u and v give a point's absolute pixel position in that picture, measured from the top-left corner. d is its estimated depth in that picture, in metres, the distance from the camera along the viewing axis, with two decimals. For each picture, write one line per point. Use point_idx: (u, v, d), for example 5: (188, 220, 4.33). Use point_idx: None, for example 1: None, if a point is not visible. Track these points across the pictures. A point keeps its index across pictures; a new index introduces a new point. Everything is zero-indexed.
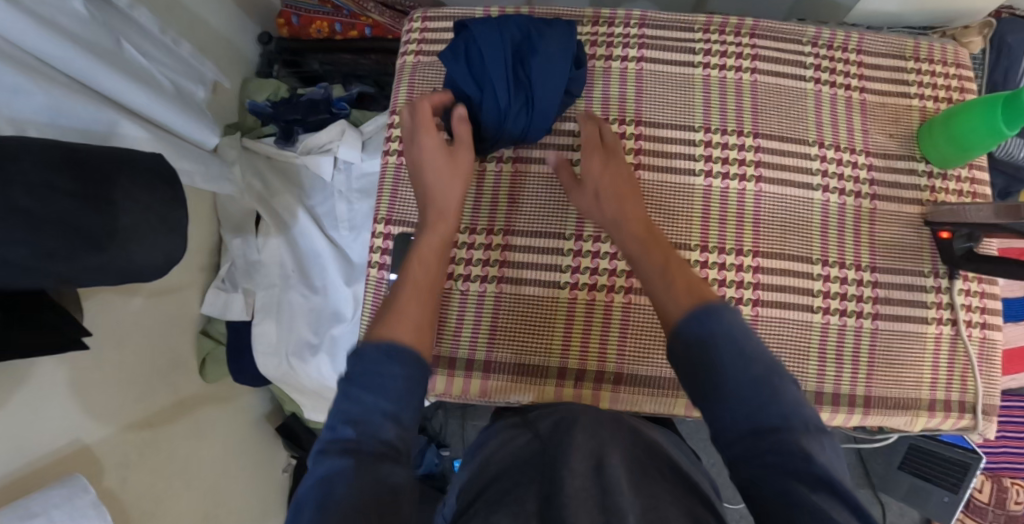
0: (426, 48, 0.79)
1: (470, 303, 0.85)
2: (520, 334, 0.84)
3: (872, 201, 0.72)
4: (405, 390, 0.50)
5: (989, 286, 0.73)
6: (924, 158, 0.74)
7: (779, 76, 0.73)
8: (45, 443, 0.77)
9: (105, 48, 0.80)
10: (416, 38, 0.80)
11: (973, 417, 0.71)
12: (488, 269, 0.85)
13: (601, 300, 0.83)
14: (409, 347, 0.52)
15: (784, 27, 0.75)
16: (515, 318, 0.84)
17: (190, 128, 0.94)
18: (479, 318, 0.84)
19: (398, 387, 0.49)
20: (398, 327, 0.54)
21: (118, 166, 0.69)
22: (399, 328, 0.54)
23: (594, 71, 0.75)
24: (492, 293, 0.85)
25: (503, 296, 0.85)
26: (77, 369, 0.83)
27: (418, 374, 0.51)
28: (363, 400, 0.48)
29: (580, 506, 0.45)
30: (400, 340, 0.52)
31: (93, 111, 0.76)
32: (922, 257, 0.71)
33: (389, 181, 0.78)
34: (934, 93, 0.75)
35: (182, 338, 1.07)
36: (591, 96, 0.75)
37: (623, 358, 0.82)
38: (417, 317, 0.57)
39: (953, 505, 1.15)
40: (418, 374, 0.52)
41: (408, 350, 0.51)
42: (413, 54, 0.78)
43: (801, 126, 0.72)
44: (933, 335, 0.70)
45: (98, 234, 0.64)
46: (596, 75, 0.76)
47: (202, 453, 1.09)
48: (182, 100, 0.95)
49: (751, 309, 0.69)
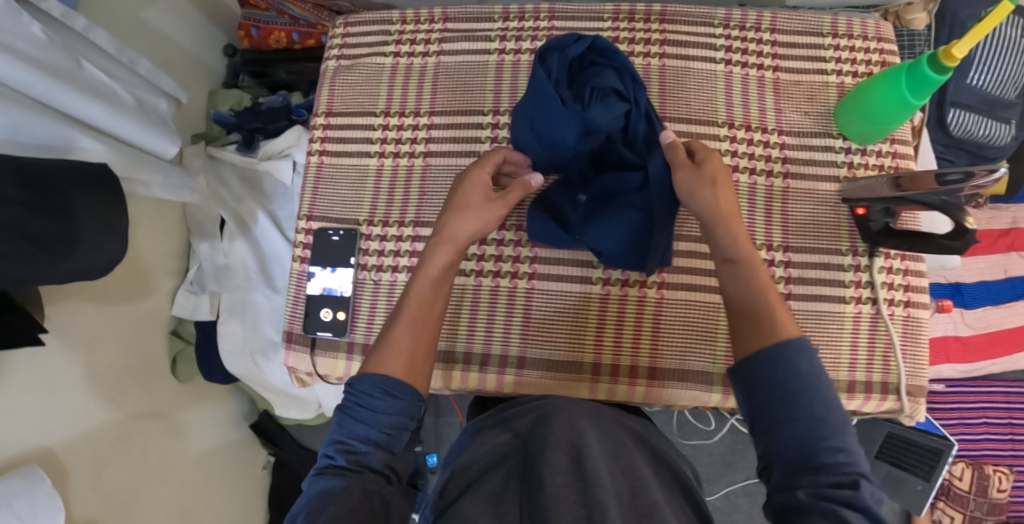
0: (347, 51, 0.80)
1: (366, 291, 0.72)
2: None
3: (785, 179, 0.71)
4: (395, 421, 0.50)
5: (914, 264, 0.71)
6: (841, 135, 0.72)
7: (687, 60, 0.74)
8: (14, 444, 0.80)
9: (63, 71, 0.80)
10: (337, 44, 0.81)
11: (898, 398, 0.69)
12: (386, 258, 0.72)
13: (502, 287, 0.69)
14: (400, 383, 0.51)
15: (693, 11, 0.75)
16: None
17: (152, 141, 0.93)
18: (375, 306, 0.72)
19: (388, 418, 0.50)
20: (391, 359, 0.53)
21: (75, 185, 0.71)
22: (391, 359, 0.53)
23: (503, 66, 0.75)
24: (389, 281, 0.72)
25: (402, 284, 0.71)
26: (47, 371, 0.86)
27: (411, 405, 0.51)
28: (358, 430, 0.49)
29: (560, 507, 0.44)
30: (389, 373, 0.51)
31: (50, 129, 0.76)
32: (840, 235, 0.70)
33: (311, 178, 0.78)
34: (853, 68, 0.74)
35: (155, 339, 1.10)
36: (500, 82, 0.74)
37: (524, 340, 0.68)
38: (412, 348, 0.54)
39: (925, 494, 1.13)
40: (411, 407, 0.51)
41: (399, 384, 0.50)
42: (333, 58, 0.79)
43: (711, 108, 0.72)
44: (851, 316, 0.69)
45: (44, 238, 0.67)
46: (506, 70, 0.75)
47: (178, 452, 1.12)
48: (145, 113, 0.94)
49: (656, 293, 0.67)
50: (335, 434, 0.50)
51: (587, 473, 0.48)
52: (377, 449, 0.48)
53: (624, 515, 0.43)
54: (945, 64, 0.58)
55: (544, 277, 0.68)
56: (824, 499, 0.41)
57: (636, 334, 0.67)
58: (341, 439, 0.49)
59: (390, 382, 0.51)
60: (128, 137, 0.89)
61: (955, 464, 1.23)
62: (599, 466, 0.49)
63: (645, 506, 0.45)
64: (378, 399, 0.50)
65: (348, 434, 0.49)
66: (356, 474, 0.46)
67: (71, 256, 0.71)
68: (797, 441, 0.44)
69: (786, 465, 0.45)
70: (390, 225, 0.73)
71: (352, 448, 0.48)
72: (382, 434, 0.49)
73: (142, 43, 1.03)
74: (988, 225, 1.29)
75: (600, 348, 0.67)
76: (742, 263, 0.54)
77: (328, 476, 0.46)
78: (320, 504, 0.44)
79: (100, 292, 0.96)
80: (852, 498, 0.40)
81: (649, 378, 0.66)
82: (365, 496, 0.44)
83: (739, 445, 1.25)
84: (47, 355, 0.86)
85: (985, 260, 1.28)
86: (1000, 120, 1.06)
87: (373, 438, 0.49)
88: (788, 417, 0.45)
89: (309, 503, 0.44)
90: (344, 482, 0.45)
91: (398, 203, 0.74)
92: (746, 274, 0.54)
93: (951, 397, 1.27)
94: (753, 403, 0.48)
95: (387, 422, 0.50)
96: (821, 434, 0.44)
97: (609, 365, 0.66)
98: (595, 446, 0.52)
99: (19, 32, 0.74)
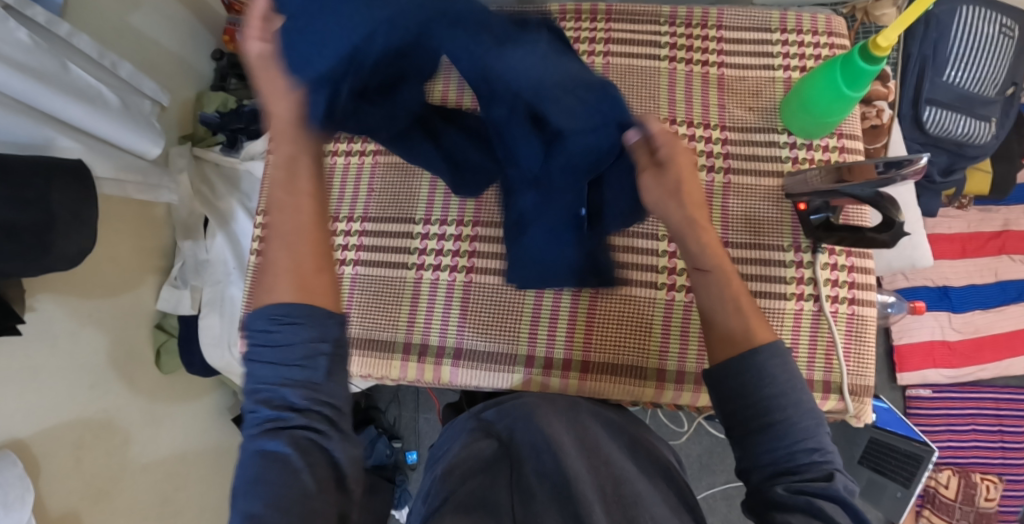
0: None
1: None
2: (360, 312, 0.72)
3: (726, 174, 0.71)
4: (301, 350, 0.44)
5: (860, 260, 0.69)
6: (786, 130, 0.72)
7: (631, 57, 0.75)
8: None
9: (48, 74, 0.81)
10: None
11: (841, 397, 0.68)
12: (333, 251, 0.74)
13: (441, 280, 0.71)
14: (295, 307, 0.45)
15: (638, 10, 0.76)
16: (357, 302, 0.72)
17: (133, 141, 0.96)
18: None
19: (294, 350, 0.44)
20: (277, 285, 0.46)
21: (48, 178, 0.74)
22: (281, 284, 0.46)
23: None
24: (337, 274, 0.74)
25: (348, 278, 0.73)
26: (29, 358, 0.90)
27: (319, 326, 0.45)
28: (270, 376, 0.45)
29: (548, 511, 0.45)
30: (281, 300, 0.45)
31: (30, 128, 0.78)
32: (782, 231, 0.70)
33: None
34: (801, 63, 0.74)
35: (138, 331, 1.14)
36: None
37: (462, 332, 0.69)
38: (297, 259, 0.47)
39: (904, 501, 1.11)
40: (318, 330, 0.45)
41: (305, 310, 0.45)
42: None
43: (653, 104, 0.73)
44: (792, 312, 0.68)
45: (17, 231, 0.70)
46: None
47: (158, 440, 1.16)
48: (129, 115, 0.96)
49: (592, 287, 0.68)
50: (251, 385, 0.45)
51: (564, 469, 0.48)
52: (298, 387, 0.44)
53: (609, 515, 0.44)
54: (874, 52, 0.58)
55: (483, 271, 0.70)
56: (799, 493, 0.42)
57: (570, 329, 0.68)
58: (255, 389, 0.45)
59: (280, 309, 0.45)
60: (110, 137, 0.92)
61: (941, 472, 1.20)
62: (576, 461, 0.49)
63: (629, 497, 0.47)
64: (276, 331, 0.45)
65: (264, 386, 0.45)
66: (288, 433, 0.43)
67: (50, 249, 0.74)
68: (771, 453, 0.45)
69: (762, 470, 0.45)
70: (340, 220, 0.75)
71: (270, 397, 0.44)
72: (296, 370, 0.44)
73: (128, 46, 1.07)
74: (977, 227, 1.26)
75: (536, 341, 0.68)
76: (716, 271, 0.55)
77: (268, 439, 0.43)
78: (262, 478, 0.42)
79: (83, 284, 1.00)
80: (828, 490, 0.42)
81: (583, 372, 0.67)
82: (311, 470, 0.43)
83: (717, 447, 1.24)
84: (30, 344, 0.90)
85: (974, 263, 1.25)
86: (980, 118, 1.04)
87: (285, 378, 0.44)
88: (780, 430, 0.45)
89: (249, 471, 0.42)
90: (285, 448, 0.42)
91: (347, 198, 0.76)
92: (722, 285, 0.54)
93: (937, 403, 1.24)
94: (730, 411, 0.48)
95: (294, 352, 0.44)
96: (795, 437, 0.45)
97: (544, 357, 0.67)
98: (572, 442, 0.52)
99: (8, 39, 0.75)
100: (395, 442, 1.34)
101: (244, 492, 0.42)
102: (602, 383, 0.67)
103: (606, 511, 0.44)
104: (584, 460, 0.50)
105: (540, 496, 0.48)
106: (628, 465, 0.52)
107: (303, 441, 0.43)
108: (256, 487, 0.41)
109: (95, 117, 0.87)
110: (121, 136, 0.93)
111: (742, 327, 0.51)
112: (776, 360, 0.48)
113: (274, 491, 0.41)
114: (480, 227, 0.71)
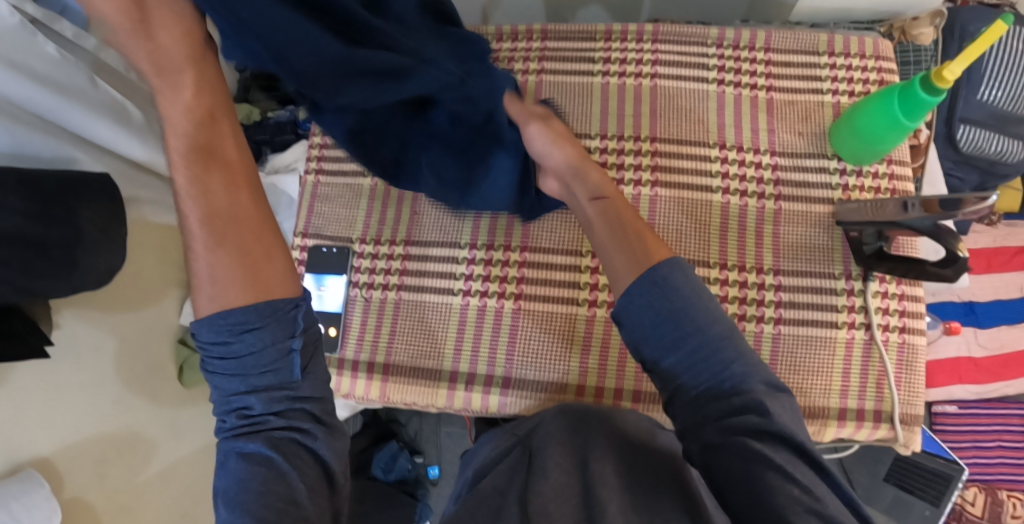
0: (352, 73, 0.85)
1: (357, 308, 0.73)
2: (408, 337, 0.71)
3: (777, 201, 0.71)
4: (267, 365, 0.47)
5: (910, 289, 0.69)
6: (835, 156, 0.72)
7: (679, 80, 0.75)
8: (23, 452, 0.83)
9: (74, 90, 0.74)
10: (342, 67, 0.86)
11: (891, 427, 0.67)
12: (375, 275, 0.73)
13: (489, 306, 0.70)
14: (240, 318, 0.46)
15: (685, 31, 0.76)
16: (405, 328, 0.72)
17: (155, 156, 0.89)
18: (364, 322, 0.73)
19: (256, 359, 0.47)
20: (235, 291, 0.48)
21: (75, 194, 0.70)
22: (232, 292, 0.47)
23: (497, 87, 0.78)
24: (378, 300, 0.73)
25: (392, 303, 0.72)
26: (54, 376, 0.89)
27: (279, 325, 0.48)
28: (238, 387, 0.47)
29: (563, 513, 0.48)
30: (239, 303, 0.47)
31: (53, 147, 0.74)
32: (833, 258, 0.69)
33: (306, 197, 0.79)
34: (850, 87, 0.74)
35: (159, 347, 1.11)
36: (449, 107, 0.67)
37: (510, 360, 0.68)
38: (246, 252, 0.49)
39: (933, 519, 1.10)
40: (278, 329, 0.48)
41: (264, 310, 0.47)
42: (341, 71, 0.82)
43: (702, 129, 0.74)
44: (843, 341, 0.68)
45: (57, 250, 0.67)
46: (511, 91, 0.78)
47: (179, 455, 1.14)
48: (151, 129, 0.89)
49: None
50: (223, 400, 0.48)
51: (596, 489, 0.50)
52: (268, 397, 0.47)
53: (624, 513, 0.48)
54: (936, 85, 0.57)
55: (533, 298, 0.69)
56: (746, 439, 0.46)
57: (621, 358, 0.67)
58: (232, 404, 0.48)
59: (235, 317, 0.46)
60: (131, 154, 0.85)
61: (968, 488, 1.19)
62: (604, 467, 0.52)
63: (649, 506, 0.49)
64: (234, 343, 0.46)
65: (236, 398, 0.47)
66: (273, 447, 0.47)
67: (77, 267, 0.70)
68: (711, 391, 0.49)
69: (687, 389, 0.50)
70: (382, 243, 0.74)
71: (242, 408, 0.48)
72: (260, 377, 0.47)
73: None
74: (1003, 241, 1.25)
75: (586, 370, 0.67)
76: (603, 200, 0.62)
77: (247, 443, 0.47)
78: (250, 483, 0.46)
79: (105, 300, 0.98)
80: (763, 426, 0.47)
81: (634, 401, 0.66)
82: (300, 465, 0.48)
83: None
84: (52, 364, 0.88)
85: (1001, 278, 1.25)
86: (1013, 136, 1.03)
87: (254, 387, 0.47)
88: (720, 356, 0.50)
89: (237, 480, 0.46)
90: (269, 452, 0.47)
91: (389, 221, 0.75)
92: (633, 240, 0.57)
93: (964, 419, 1.24)
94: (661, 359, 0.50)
95: (253, 363, 0.47)
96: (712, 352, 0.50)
97: (594, 387, 0.67)
98: (607, 449, 0.55)
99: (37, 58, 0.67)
100: (417, 457, 1.32)
101: (232, 500, 0.46)
102: (654, 413, 0.66)
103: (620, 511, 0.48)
104: (615, 467, 0.53)
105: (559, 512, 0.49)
106: (643, 478, 0.53)
107: (292, 444, 0.48)
108: (247, 486, 0.46)
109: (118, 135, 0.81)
110: (143, 155, 0.87)
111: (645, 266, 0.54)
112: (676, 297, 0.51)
113: (264, 494, 0.46)
114: (529, 252, 0.70)
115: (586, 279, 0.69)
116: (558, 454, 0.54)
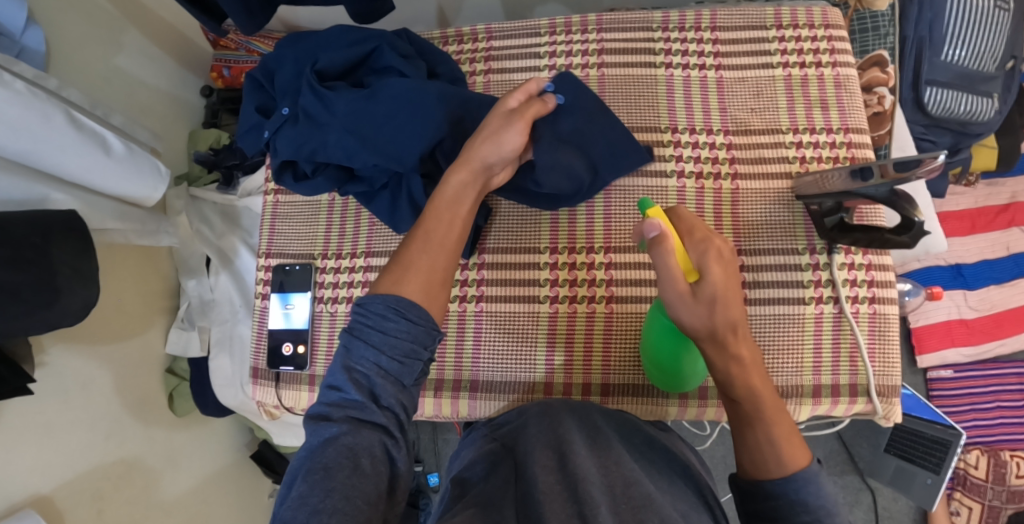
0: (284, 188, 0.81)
1: (323, 323, 0.75)
2: None
3: (734, 181, 0.70)
4: (408, 346, 0.47)
5: (877, 258, 0.67)
6: (791, 129, 0.71)
7: (625, 67, 0.75)
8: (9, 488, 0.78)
9: (51, 119, 0.69)
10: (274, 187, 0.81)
11: (868, 400, 0.66)
12: (338, 289, 0.75)
13: (452, 312, 0.70)
14: (417, 305, 0.48)
15: (629, 18, 0.76)
16: None
17: (137, 185, 0.82)
18: (332, 336, 0.75)
19: (399, 344, 0.46)
20: (410, 280, 0.49)
21: (46, 234, 0.66)
22: (411, 284, 0.49)
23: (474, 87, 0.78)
24: (343, 312, 0.75)
25: None
26: (43, 412, 0.84)
27: (427, 332, 0.48)
28: (366, 354, 0.46)
29: (554, 507, 0.43)
30: (407, 294, 0.48)
31: (21, 186, 0.69)
32: (796, 234, 0.68)
33: (268, 217, 0.81)
34: (800, 59, 0.73)
35: (148, 376, 1.07)
36: (394, 99, 0.66)
37: (478, 364, 0.69)
38: (423, 270, 0.50)
39: (936, 488, 1.07)
40: (426, 335, 0.48)
41: (418, 309, 0.47)
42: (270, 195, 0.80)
43: (654, 114, 0.73)
44: (812, 317, 0.66)
45: (25, 292, 0.63)
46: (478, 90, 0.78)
47: (178, 484, 1.08)
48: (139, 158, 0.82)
49: (606, 308, 0.68)
50: (341, 363, 0.46)
51: (574, 469, 0.47)
52: (389, 381, 0.46)
53: (616, 512, 0.43)
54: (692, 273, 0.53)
55: (496, 299, 0.70)
56: None
57: (587, 352, 0.67)
58: (352, 368, 0.45)
59: (403, 303, 0.48)
60: (111, 187, 0.79)
61: (969, 453, 1.18)
62: (585, 461, 0.48)
63: (639, 499, 0.44)
64: (391, 323, 0.47)
65: (355, 359, 0.46)
66: (353, 422, 0.44)
67: (53, 306, 0.66)
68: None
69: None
70: (344, 257, 0.76)
71: (361, 380, 0.45)
72: (391, 362, 0.46)
73: (118, 91, 1.01)
74: (985, 201, 1.25)
75: (553, 369, 0.67)
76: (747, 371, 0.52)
77: (329, 423, 0.44)
78: (333, 452, 0.42)
79: (89, 336, 0.92)
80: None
81: (604, 394, 0.67)
82: (372, 459, 0.42)
83: None
84: (39, 398, 0.83)
85: (986, 238, 1.24)
86: (982, 95, 1.02)
87: (381, 368, 0.46)
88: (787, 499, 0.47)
89: (314, 453, 0.42)
90: (346, 427, 0.43)
91: (350, 234, 0.77)
92: (773, 422, 0.50)
93: (960, 383, 1.22)
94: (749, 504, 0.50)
95: (399, 348, 0.46)
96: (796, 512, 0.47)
97: (563, 383, 0.67)
98: (584, 443, 0.51)
99: (9, 93, 0.64)
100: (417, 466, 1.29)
101: (308, 472, 0.41)
102: (625, 404, 0.66)
103: (614, 508, 0.43)
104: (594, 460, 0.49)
105: (551, 497, 0.44)
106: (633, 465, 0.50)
107: (377, 444, 0.43)
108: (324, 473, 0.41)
109: (94, 168, 0.75)
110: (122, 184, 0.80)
111: (774, 458, 0.49)
112: (808, 504, 0.47)
113: (336, 467, 0.41)
114: (487, 255, 0.71)
115: (547, 276, 0.69)
116: (543, 456, 0.49)
